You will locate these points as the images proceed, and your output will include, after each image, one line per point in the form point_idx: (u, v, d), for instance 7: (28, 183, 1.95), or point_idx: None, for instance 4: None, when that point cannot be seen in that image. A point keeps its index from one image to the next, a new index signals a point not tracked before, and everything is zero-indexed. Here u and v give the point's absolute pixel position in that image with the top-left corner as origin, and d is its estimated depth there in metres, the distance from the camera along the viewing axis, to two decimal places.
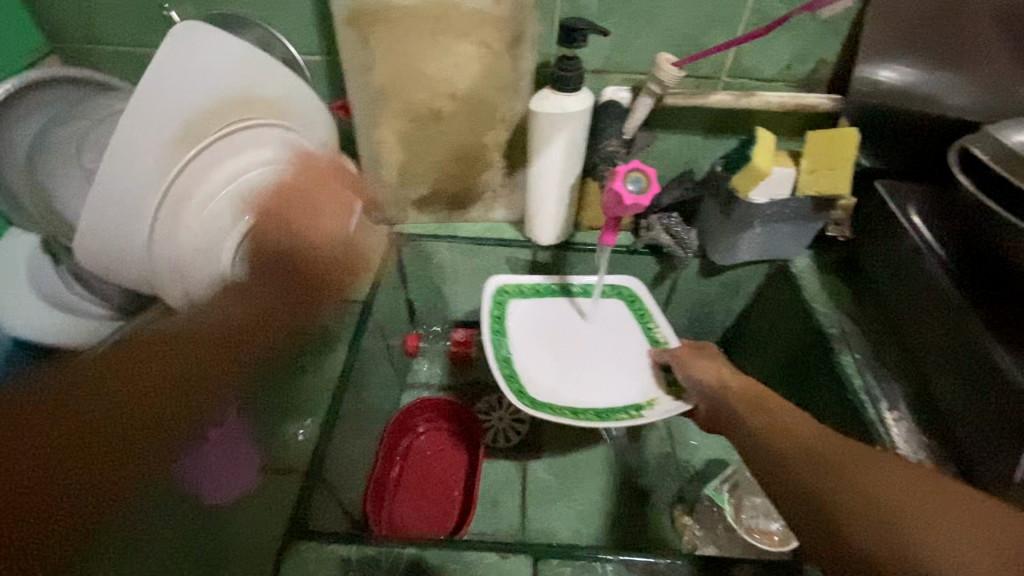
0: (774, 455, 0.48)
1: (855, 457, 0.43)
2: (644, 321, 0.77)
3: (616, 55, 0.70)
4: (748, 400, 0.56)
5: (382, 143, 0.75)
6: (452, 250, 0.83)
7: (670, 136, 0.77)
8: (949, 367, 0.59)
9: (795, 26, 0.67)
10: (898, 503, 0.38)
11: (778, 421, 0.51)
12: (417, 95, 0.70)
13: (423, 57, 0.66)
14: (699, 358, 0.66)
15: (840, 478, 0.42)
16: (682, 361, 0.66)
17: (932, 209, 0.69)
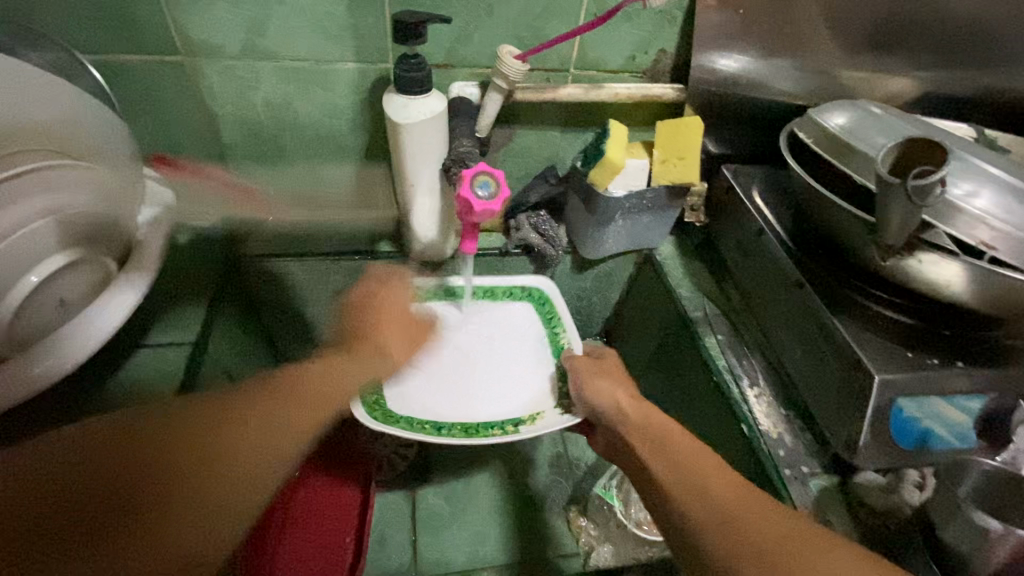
0: (690, 515, 0.43)
1: (787, 528, 0.40)
2: (552, 327, 0.73)
3: (459, 47, 0.65)
4: (648, 438, 0.51)
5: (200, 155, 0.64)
6: (306, 269, 0.74)
7: (528, 132, 0.74)
8: (796, 338, 0.62)
9: (633, 18, 0.66)
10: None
11: (685, 466, 0.46)
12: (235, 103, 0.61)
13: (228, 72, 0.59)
14: (593, 373, 0.62)
15: (762, 543, 0.39)
16: (574, 372, 0.63)
17: (771, 190, 0.72)
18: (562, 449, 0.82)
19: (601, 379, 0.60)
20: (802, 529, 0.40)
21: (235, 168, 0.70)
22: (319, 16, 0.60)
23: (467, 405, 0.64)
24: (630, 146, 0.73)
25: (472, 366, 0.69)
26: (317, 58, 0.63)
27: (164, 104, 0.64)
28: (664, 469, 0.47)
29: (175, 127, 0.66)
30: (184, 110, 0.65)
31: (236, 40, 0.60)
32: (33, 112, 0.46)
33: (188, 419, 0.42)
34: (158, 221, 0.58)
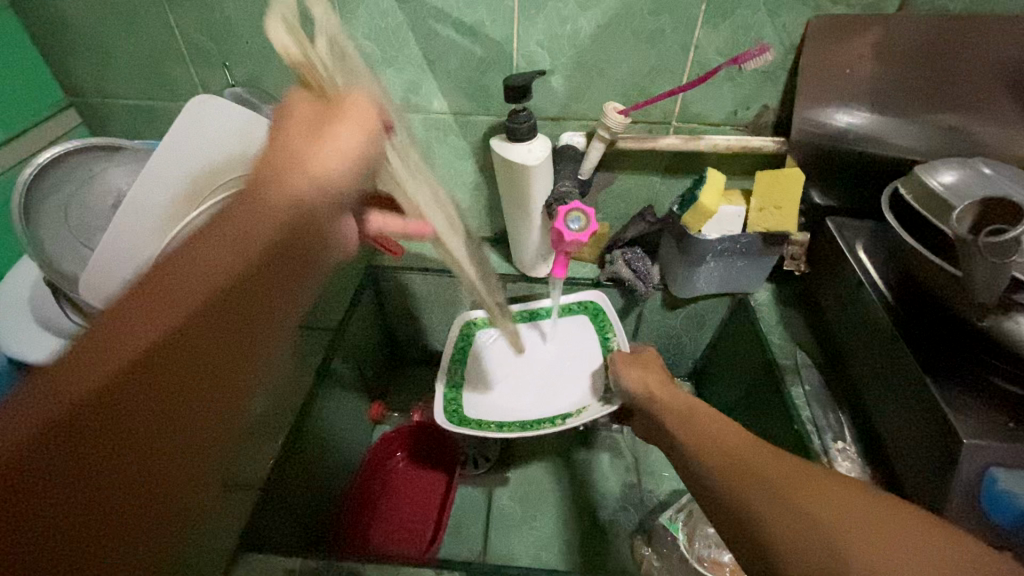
0: (717, 462, 0.47)
1: (797, 467, 0.43)
2: (603, 332, 0.82)
3: (571, 104, 0.75)
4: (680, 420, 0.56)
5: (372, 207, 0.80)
6: (426, 281, 0.89)
7: (628, 176, 0.82)
8: (886, 396, 0.60)
9: (733, 78, 0.71)
10: (832, 515, 0.38)
11: (716, 435, 0.50)
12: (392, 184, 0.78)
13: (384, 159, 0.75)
14: (634, 367, 0.70)
15: (776, 477, 0.42)
16: (616, 365, 0.71)
17: (879, 246, 0.71)
18: (636, 479, 0.84)
19: (643, 373, 0.67)
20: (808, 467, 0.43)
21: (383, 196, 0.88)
22: (460, 79, 0.74)
23: (530, 406, 0.77)
24: (727, 193, 0.77)
25: (535, 371, 0.81)
26: (455, 112, 0.77)
27: None
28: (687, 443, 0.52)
29: None
30: None
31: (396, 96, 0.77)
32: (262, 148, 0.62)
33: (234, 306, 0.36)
34: None
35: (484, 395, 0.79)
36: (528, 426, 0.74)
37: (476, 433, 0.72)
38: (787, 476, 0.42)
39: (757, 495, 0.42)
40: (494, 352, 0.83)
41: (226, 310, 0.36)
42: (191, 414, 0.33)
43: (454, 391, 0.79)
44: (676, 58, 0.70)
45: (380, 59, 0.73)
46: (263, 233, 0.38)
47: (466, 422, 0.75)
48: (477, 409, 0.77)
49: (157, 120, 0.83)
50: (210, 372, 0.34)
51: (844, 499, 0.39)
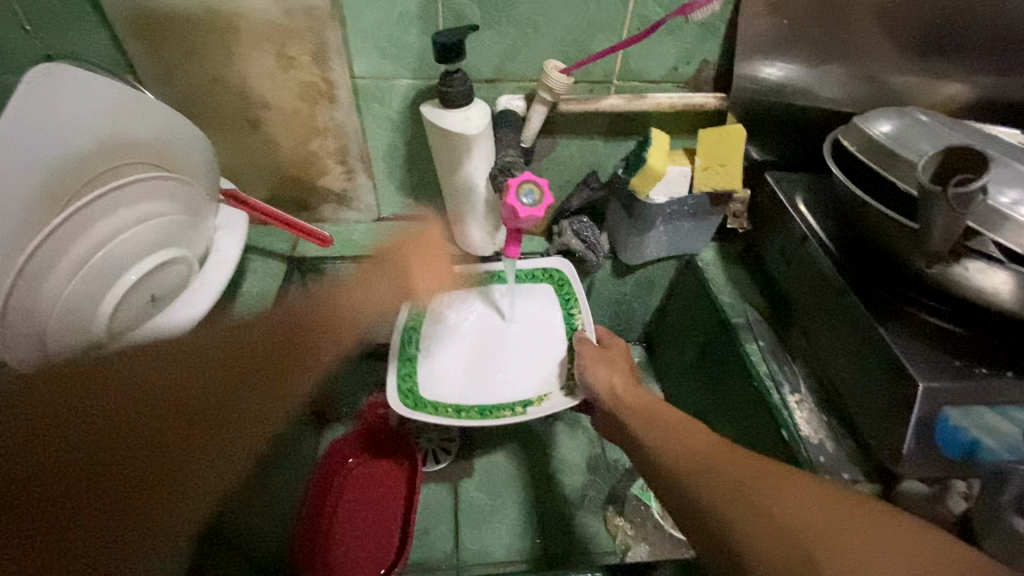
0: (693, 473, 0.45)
1: (765, 466, 0.43)
2: (567, 307, 0.78)
3: (507, 64, 0.68)
4: (644, 414, 0.55)
5: (237, 166, 0.74)
6: (361, 270, 0.81)
7: (570, 141, 0.77)
8: (839, 345, 0.62)
9: (675, 31, 0.68)
10: (795, 519, 0.38)
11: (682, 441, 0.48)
12: (231, 116, 0.70)
13: (220, 112, 0.69)
14: (601, 360, 0.66)
15: (737, 476, 0.42)
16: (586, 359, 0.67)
17: (818, 197, 0.72)
18: (600, 450, 0.83)
19: (608, 371, 0.64)
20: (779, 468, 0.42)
21: (299, 178, 0.77)
22: (379, 38, 0.65)
23: (485, 385, 0.72)
24: (673, 154, 0.75)
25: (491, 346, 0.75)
26: (376, 76, 0.68)
27: (237, 120, 0.70)
28: (656, 435, 0.51)
29: (248, 140, 0.72)
30: (250, 123, 0.70)
31: (303, 59, 0.65)
32: (126, 130, 0.54)
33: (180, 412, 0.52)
34: (229, 228, 0.65)
35: (436, 368, 0.73)
36: (485, 412, 0.69)
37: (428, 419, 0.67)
38: (751, 474, 0.42)
39: (720, 501, 0.41)
40: (452, 320, 0.78)
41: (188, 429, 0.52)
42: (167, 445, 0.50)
43: (408, 365, 0.73)
44: (614, 9, 0.65)
45: (278, 15, 0.62)
46: (232, 395, 0.57)
47: (422, 406, 0.68)
48: (431, 390, 0.71)
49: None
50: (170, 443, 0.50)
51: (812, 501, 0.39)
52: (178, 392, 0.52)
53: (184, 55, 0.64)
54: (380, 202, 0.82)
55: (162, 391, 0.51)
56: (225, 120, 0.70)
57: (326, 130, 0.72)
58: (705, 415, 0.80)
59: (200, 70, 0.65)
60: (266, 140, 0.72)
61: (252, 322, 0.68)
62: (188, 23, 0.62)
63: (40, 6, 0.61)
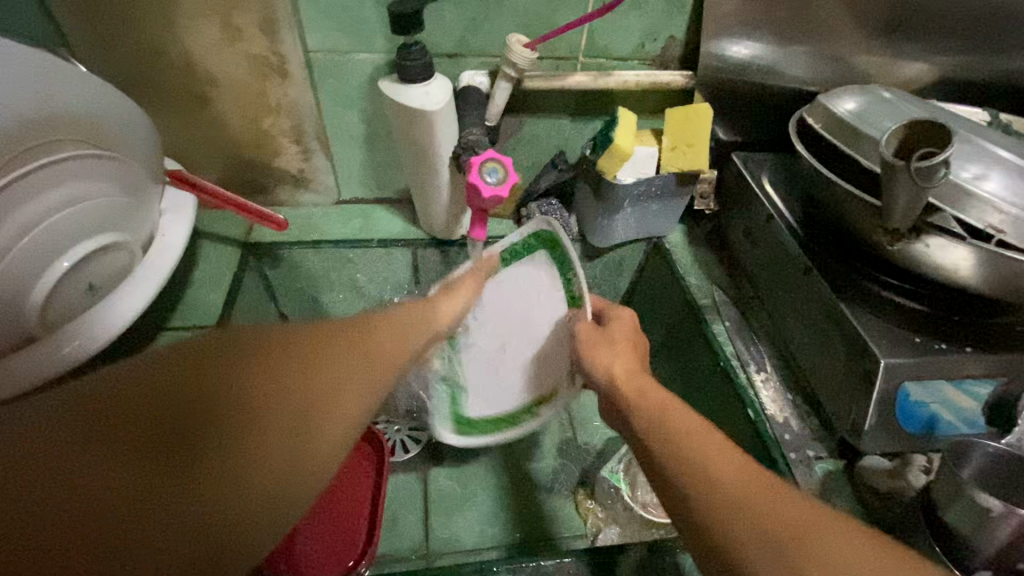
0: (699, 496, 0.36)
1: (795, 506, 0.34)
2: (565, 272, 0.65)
3: (468, 38, 0.66)
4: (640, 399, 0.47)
5: (182, 146, 0.70)
6: (321, 257, 0.77)
7: (536, 121, 0.75)
8: (803, 326, 0.62)
9: (641, 5, 0.66)
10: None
11: (686, 446, 0.40)
12: (173, 91, 0.65)
13: (160, 87, 0.64)
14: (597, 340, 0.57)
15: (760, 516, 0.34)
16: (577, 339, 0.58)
17: (783, 178, 0.72)
18: (571, 434, 0.83)
19: (605, 351, 0.56)
20: (806, 510, 0.34)
21: (251, 159, 0.73)
22: (331, 8, 0.61)
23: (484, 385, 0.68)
24: (640, 133, 0.73)
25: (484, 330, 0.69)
26: (330, 50, 0.64)
27: (181, 96, 0.65)
28: (648, 434, 0.43)
29: (193, 118, 0.68)
30: (195, 99, 0.66)
31: (250, 30, 0.61)
32: (57, 103, 0.49)
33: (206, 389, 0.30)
34: (178, 212, 0.62)
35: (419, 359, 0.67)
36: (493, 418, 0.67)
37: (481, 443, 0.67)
38: (789, 518, 0.33)
39: (729, 529, 0.34)
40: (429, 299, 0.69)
41: (201, 416, 0.29)
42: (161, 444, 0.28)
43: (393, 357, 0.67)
44: None
45: None
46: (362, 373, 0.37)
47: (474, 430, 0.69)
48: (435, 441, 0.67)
49: None
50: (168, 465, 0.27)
51: (846, 547, 0.31)
52: (254, 364, 0.32)
53: (116, 24, 0.59)
54: (340, 185, 0.78)
55: (215, 377, 0.31)
56: (167, 96, 0.65)
57: (279, 107, 0.68)
58: (674, 397, 0.80)
59: (135, 40, 0.60)
60: (212, 117, 0.68)
61: (202, 311, 0.64)
62: None
63: None
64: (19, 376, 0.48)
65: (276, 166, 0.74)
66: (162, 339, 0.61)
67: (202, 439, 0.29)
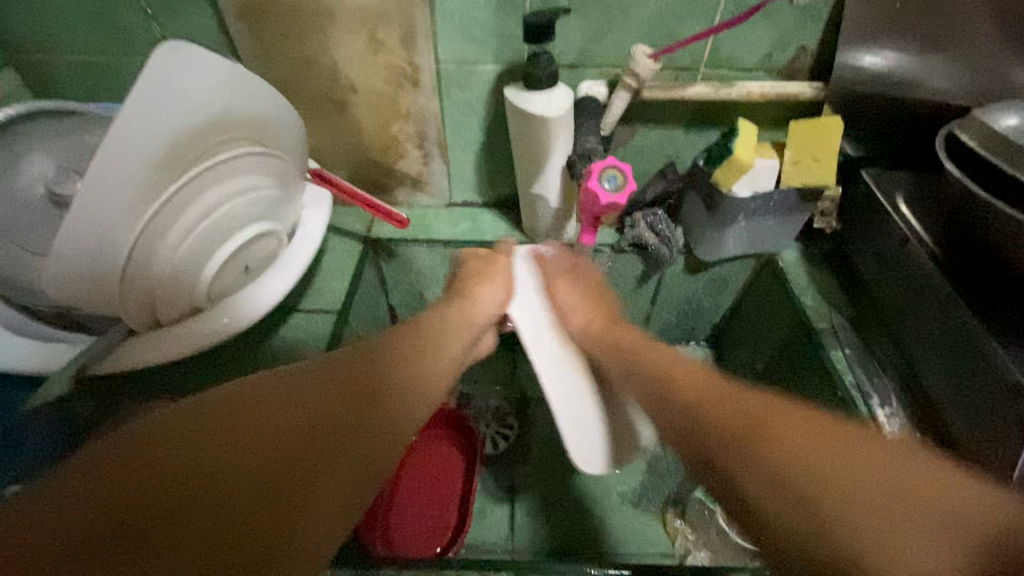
0: None
1: None
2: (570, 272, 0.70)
3: (591, 49, 0.67)
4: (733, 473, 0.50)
5: (321, 146, 0.77)
6: (431, 254, 0.82)
7: (649, 131, 0.75)
8: (941, 361, 0.57)
9: (772, 14, 0.64)
10: None
11: None
12: (320, 97, 0.72)
13: (310, 94, 0.72)
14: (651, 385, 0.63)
15: None
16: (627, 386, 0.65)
17: (921, 197, 0.66)
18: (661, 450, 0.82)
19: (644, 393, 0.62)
20: None
21: (379, 161, 0.79)
22: (466, 22, 0.65)
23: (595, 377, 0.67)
24: (760, 146, 0.70)
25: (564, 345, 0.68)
26: (459, 60, 0.69)
27: (326, 102, 0.73)
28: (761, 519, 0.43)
29: (334, 122, 0.75)
30: (337, 105, 0.73)
31: (392, 44, 0.67)
32: (234, 106, 0.53)
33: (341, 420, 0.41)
34: (317, 206, 0.70)
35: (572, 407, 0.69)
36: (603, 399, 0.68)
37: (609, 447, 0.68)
38: None
39: None
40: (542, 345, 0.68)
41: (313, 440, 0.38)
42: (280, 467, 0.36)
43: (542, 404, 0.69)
44: None
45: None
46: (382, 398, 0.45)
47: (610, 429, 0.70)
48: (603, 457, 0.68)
49: (117, 77, 0.72)
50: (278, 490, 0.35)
51: None
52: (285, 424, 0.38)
53: (281, 38, 0.67)
54: (453, 188, 0.83)
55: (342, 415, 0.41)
56: (314, 103, 0.73)
57: (408, 114, 0.73)
58: None
59: (295, 52, 0.68)
60: (350, 121, 0.75)
61: (330, 297, 0.71)
62: (288, 7, 0.64)
63: None
64: (183, 340, 0.58)
65: (399, 168, 0.80)
66: (296, 319, 0.68)
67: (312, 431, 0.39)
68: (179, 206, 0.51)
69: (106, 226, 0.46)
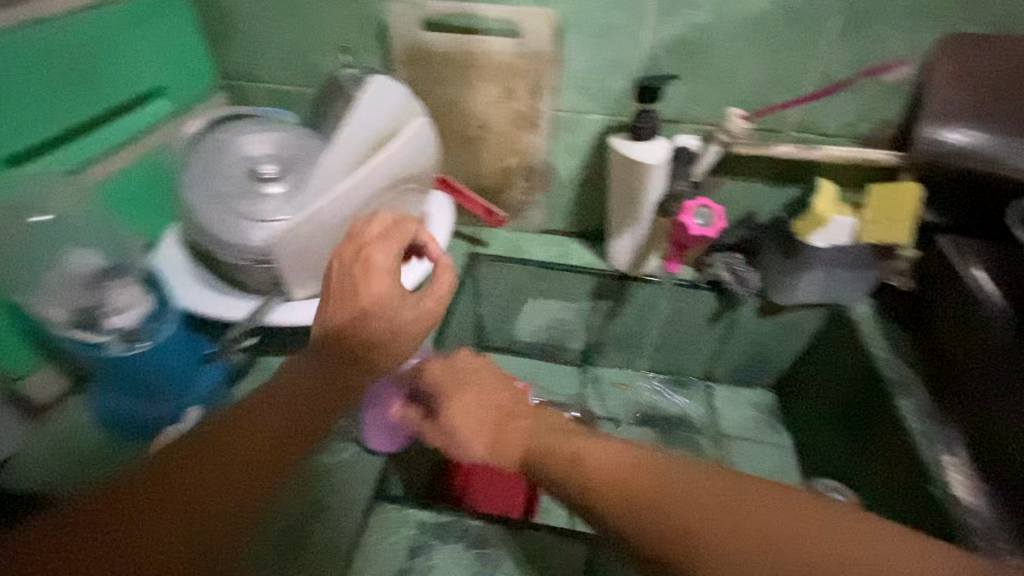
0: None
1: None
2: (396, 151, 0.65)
3: (689, 108, 0.78)
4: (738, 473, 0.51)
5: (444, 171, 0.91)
6: (524, 273, 0.92)
7: (734, 182, 0.83)
8: (1013, 416, 0.59)
9: (858, 89, 0.73)
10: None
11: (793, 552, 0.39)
12: (452, 130, 0.86)
13: (445, 127, 0.86)
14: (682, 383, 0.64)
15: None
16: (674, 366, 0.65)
17: (998, 263, 0.70)
18: None
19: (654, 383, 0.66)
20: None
21: (489, 187, 0.92)
22: (584, 78, 0.78)
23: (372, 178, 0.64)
24: (839, 203, 0.77)
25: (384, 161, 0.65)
26: (573, 109, 0.81)
27: (456, 136, 0.87)
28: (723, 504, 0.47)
29: (458, 153, 0.89)
30: (464, 139, 0.87)
31: (519, 91, 0.80)
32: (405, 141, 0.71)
33: (218, 452, 0.46)
34: (440, 218, 0.83)
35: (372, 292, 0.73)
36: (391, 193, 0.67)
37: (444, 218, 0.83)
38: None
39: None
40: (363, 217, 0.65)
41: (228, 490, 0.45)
42: (228, 492, 0.45)
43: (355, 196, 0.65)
44: (802, 67, 0.72)
45: (511, 56, 0.77)
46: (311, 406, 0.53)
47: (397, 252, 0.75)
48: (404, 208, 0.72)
49: (295, 105, 0.90)
50: (208, 508, 0.43)
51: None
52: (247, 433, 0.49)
53: (430, 82, 0.82)
54: (549, 217, 0.94)
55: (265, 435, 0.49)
56: (448, 136, 0.87)
57: (522, 151, 0.86)
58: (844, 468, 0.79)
59: (439, 94, 0.83)
60: (471, 152, 0.88)
61: (438, 296, 0.83)
62: (441, 59, 0.80)
63: (341, 39, 0.82)
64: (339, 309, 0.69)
65: (506, 195, 0.92)
66: None
67: (256, 488, 0.46)
68: (397, 200, 0.69)
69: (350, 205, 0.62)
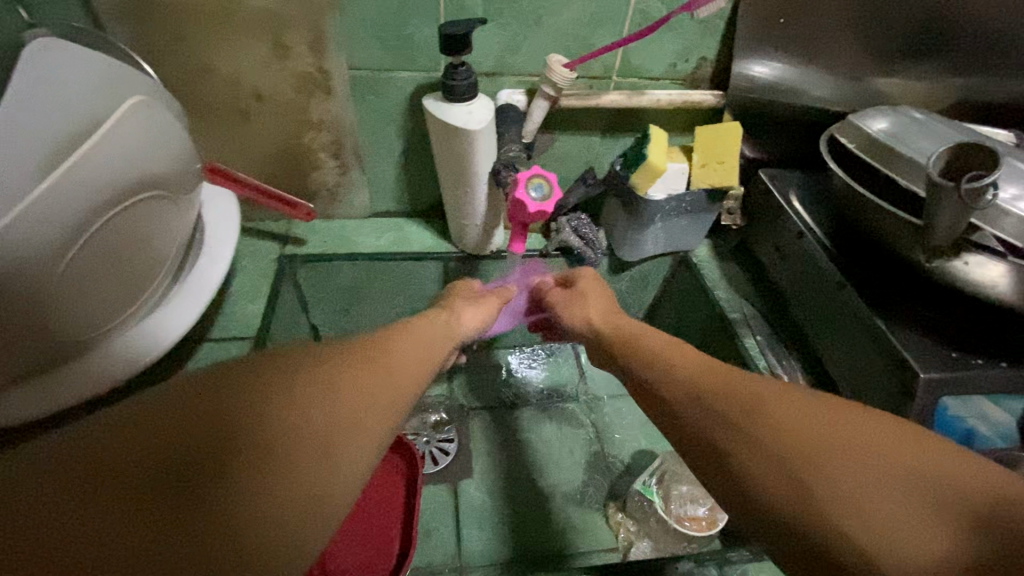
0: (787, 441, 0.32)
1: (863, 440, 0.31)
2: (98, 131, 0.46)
3: (508, 57, 0.67)
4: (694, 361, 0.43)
5: (225, 159, 0.71)
6: (355, 269, 0.78)
7: (569, 137, 0.76)
8: (838, 340, 0.63)
9: (676, 27, 0.68)
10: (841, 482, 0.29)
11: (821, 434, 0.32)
12: (221, 105, 0.66)
13: (209, 100, 0.66)
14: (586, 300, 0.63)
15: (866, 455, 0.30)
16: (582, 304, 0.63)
17: (809, 193, 0.74)
18: (599, 447, 0.84)
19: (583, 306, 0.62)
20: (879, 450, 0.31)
21: (291, 172, 0.74)
22: (379, 27, 0.63)
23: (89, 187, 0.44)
24: (670, 150, 0.74)
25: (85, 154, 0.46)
26: (374, 66, 0.66)
27: (228, 112, 0.67)
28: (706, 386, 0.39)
29: (238, 134, 0.69)
30: (241, 115, 0.67)
31: (299, 49, 0.63)
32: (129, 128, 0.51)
33: (210, 426, 0.26)
34: (225, 230, 0.65)
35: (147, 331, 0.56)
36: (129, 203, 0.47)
37: (227, 228, 0.65)
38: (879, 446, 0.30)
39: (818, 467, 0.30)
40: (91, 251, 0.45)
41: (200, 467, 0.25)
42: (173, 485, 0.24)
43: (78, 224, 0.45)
44: (619, 5, 0.65)
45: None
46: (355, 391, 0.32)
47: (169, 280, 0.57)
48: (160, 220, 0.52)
49: None
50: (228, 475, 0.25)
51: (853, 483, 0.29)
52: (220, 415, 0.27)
53: (170, 40, 0.60)
54: (375, 199, 0.80)
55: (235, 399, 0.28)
56: (217, 112, 0.67)
57: (321, 123, 0.70)
58: None
59: (189, 58, 0.62)
60: (255, 132, 0.69)
61: (243, 321, 0.66)
62: (179, 8, 0.58)
63: None
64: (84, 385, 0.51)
65: (314, 179, 0.75)
66: (206, 349, 0.62)
67: (210, 498, 0.24)
68: (135, 221, 0.48)
69: (52, 240, 0.41)
